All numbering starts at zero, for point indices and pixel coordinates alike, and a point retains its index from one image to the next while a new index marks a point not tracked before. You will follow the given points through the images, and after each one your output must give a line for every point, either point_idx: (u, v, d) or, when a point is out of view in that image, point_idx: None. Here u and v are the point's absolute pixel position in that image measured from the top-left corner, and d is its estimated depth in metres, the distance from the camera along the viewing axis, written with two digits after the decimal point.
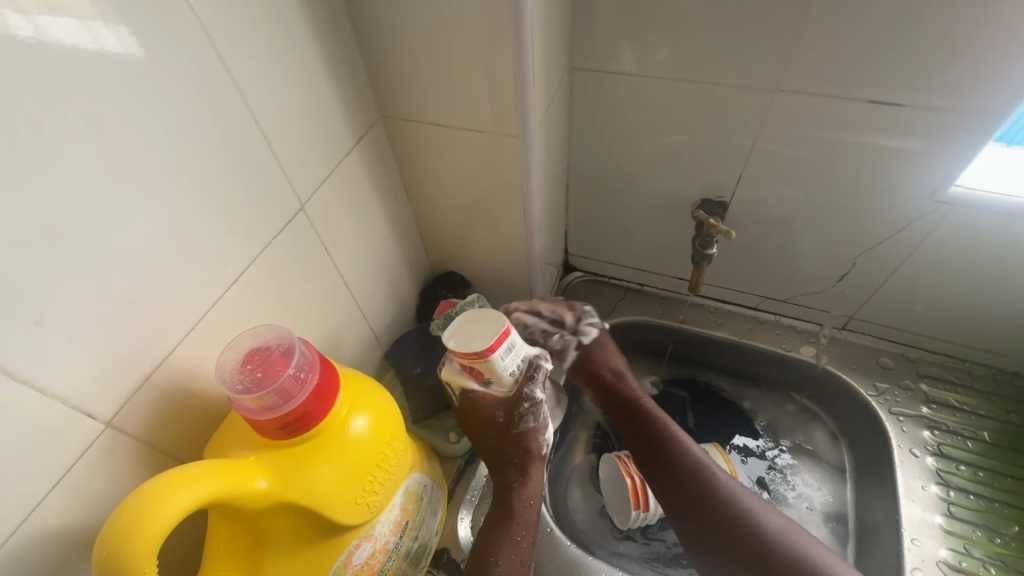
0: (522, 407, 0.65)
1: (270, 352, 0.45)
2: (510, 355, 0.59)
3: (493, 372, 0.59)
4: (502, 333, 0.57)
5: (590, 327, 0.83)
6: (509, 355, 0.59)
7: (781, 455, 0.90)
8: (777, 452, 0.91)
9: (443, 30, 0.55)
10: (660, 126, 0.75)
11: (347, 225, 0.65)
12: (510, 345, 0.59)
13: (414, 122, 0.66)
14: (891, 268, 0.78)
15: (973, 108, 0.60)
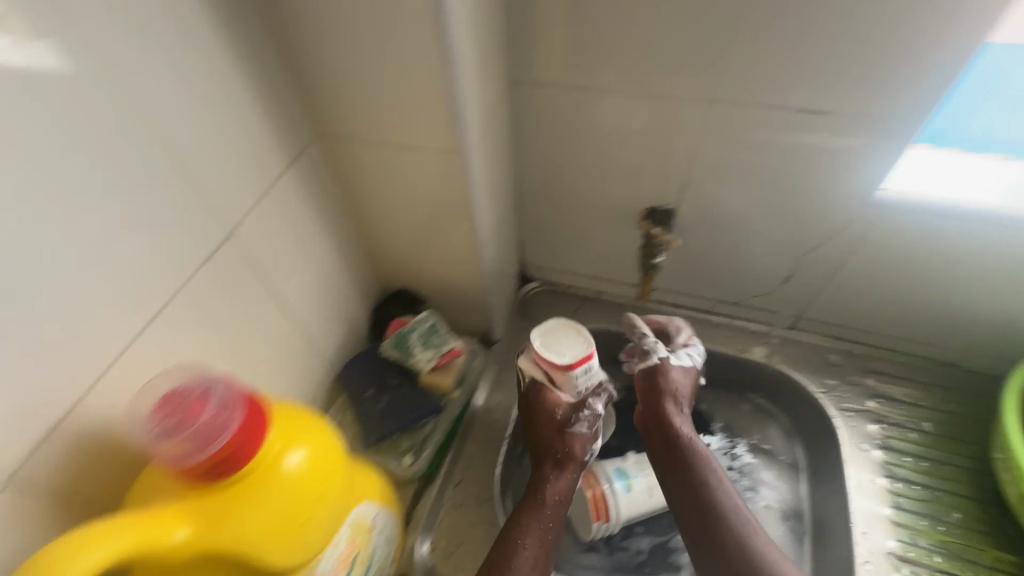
0: (583, 411, 0.76)
1: (189, 392, 0.43)
2: (585, 375, 0.76)
3: (567, 380, 0.75)
4: (584, 355, 0.75)
5: (688, 355, 0.81)
6: (584, 375, 0.76)
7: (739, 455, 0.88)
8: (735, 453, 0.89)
9: (374, 49, 0.54)
10: (603, 137, 0.76)
11: (283, 248, 0.63)
12: (588, 368, 0.76)
13: (352, 141, 0.64)
14: (831, 268, 0.80)
15: (893, 115, 0.62)
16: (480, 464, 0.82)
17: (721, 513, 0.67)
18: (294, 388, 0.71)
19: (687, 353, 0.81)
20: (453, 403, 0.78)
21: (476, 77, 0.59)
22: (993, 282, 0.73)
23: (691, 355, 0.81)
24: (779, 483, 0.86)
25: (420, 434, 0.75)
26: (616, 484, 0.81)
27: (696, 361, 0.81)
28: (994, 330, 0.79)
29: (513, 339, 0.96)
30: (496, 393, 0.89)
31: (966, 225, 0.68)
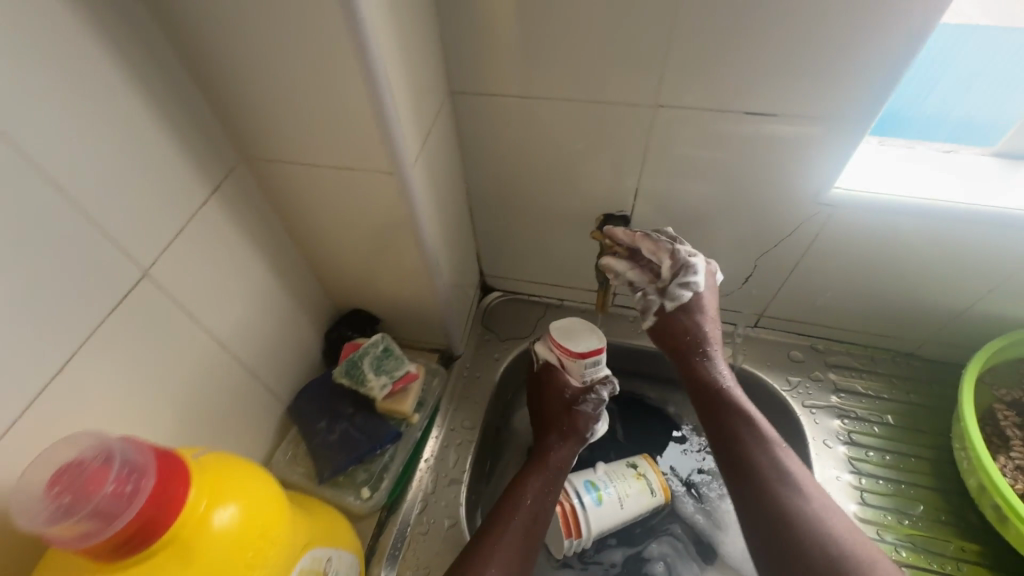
0: (591, 394, 0.82)
1: (81, 466, 0.38)
2: (593, 367, 0.79)
3: (576, 368, 0.79)
4: (597, 348, 0.78)
5: (684, 289, 0.70)
6: (592, 367, 0.79)
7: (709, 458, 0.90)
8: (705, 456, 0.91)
9: (290, 69, 0.50)
10: (550, 145, 0.73)
11: (210, 283, 0.59)
12: (596, 361, 0.79)
13: (281, 163, 0.60)
14: (789, 267, 0.80)
15: (838, 115, 0.61)
16: (446, 487, 0.79)
17: (763, 467, 0.64)
18: (238, 426, 0.67)
19: (681, 290, 0.71)
20: (412, 428, 0.74)
21: (406, 92, 0.56)
22: (947, 274, 0.73)
23: (685, 288, 0.70)
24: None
25: (378, 464, 0.71)
26: (586, 498, 0.79)
27: (697, 288, 0.70)
28: (950, 320, 0.79)
29: (475, 353, 0.93)
30: (459, 411, 0.86)
31: (916, 220, 0.68)
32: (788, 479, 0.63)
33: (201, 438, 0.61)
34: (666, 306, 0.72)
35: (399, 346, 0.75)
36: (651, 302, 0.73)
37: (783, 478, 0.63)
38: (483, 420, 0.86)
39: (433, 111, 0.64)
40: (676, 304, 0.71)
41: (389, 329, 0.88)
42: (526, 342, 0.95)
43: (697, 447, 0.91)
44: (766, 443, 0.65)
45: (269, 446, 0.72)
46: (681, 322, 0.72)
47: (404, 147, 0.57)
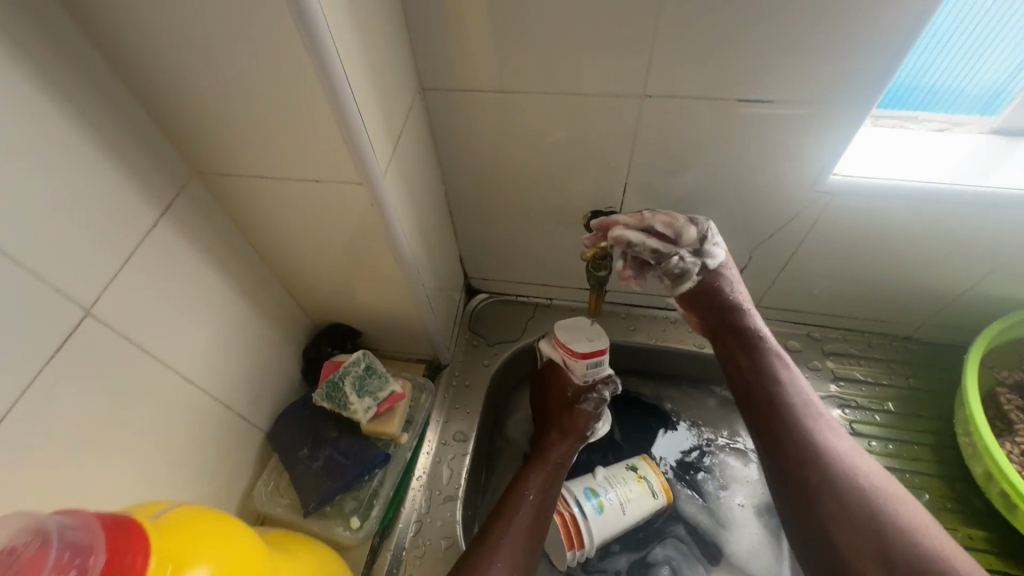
0: (592, 392, 0.79)
1: (18, 554, 0.33)
2: (594, 367, 0.76)
3: (576, 370, 0.76)
4: (600, 350, 0.74)
5: (716, 246, 0.64)
6: (593, 367, 0.76)
7: (709, 454, 0.88)
8: (705, 452, 0.88)
9: (236, 74, 0.45)
10: (532, 141, 0.69)
11: (168, 314, 0.54)
12: (599, 362, 0.75)
13: (237, 176, 0.55)
14: (785, 257, 0.77)
15: (835, 98, 0.58)
16: (441, 506, 0.75)
17: (795, 419, 0.60)
18: (212, 461, 0.62)
19: (714, 245, 0.64)
20: (401, 448, 0.70)
21: (371, 93, 0.51)
22: (947, 257, 0.71)
23: (717, 245, 0.64)
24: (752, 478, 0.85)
25: (367, 491, 0.67)
26: (587, 506, 0.77)
27: (725, 247, 0.65)
28: (949, 303, 0.77)
29: (463, 360, 0.89)
30: (450, 424, 0.82)
31: (916, 204, 0.65)
32: (823, 431, 0.59)
33: (170, 480, 0.57)
34: (707, 265, 0.64)
35: (383, 364, 0.70)
36: (690, 263, 0.63)
37: (818, 429, 0.59)
38: (476, 431, 0.83)
39: (402, 111, 0.59)
40: (714, 262, 0.64)
41: (371, 341, 0.84)
42: (516, 346, 0.91)
43: (696, 442, 0.89)
44: (794, 395, 0.61)
45: (248, 478, 0.68)
46: (713, 284, 0.65)
47: (372, 154, 0.52)
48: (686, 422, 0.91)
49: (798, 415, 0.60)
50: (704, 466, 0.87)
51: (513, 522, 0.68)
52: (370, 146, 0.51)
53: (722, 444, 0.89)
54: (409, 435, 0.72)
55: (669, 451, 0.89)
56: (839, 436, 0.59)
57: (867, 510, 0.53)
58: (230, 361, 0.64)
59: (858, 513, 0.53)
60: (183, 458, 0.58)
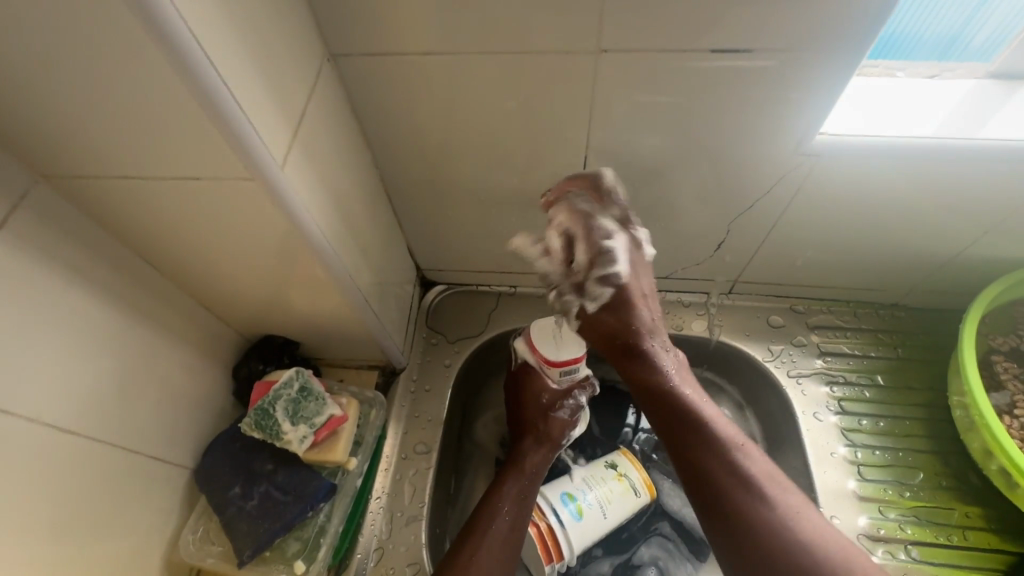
0: (568, 399, 0.73)
1: None
2: (568, 375, 0.71)
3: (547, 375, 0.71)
4: (576, 357, 0.69)
5: (603, 285, 0.60)
6: (567, 375, 0.71)
7: None
8: None
9: (49, 43, 0.34)
10: (469, 113, 0.59)
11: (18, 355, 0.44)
12: (572, 370, 0.70)
13: (98, 176, 0.44)
14: (766, 228, 0.69)
15: (813, 44, 0.49)
16: (405, 528, 0.68)
17: (716, 476, 0.57)
18: (122, 513, 0.53)
19: (601, 286, 0.60)
20: (350, 476, 0.62)
21: (247, 61, 0.40)
22: (942, 220, 0.65)
23: (603, 283, 0.60)
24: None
25: (312, 529, 0.59)
26: (564, 514, 0.70)
27: (617, 282, 0.60)
28: (940, 266, 0.71)
29: (422, 362, 0.80)
30: (410, 435, 0.74)
31: (909, 164, 0.58)
32: (748, 484, 0.56)
33: (64, 544, 0.48)
34: (587, 307, 0.62)
35: (321, 384, 0.62)
36: (569, 304, 0.62)
37: (738, 481, 0.56)
38: (440, 441, 0.75)
39: (302, 82, 0.48)
40: (597, 303, 0.61)
41: (312, 351, 0.74)
42: (477, 342, 0.82)
43: None
44: (721, 454, 0.58)
45: (175, 523, 0.59)
46: (608, 322, 0.62)
47: (260, 140, 0.42)
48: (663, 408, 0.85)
49: (728, 477, 0.56)
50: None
51: (486, 545, 0.62)
52: (254, 129, 0.41)
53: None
54: (359, 458, 0.65)
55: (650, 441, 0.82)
56: (766, 482, 0.56)
57: (795, 569, 0.52)
58: (124, 396, 0.54)
59: (786, 574, 0.52)
60: (79, 516, 0.49)
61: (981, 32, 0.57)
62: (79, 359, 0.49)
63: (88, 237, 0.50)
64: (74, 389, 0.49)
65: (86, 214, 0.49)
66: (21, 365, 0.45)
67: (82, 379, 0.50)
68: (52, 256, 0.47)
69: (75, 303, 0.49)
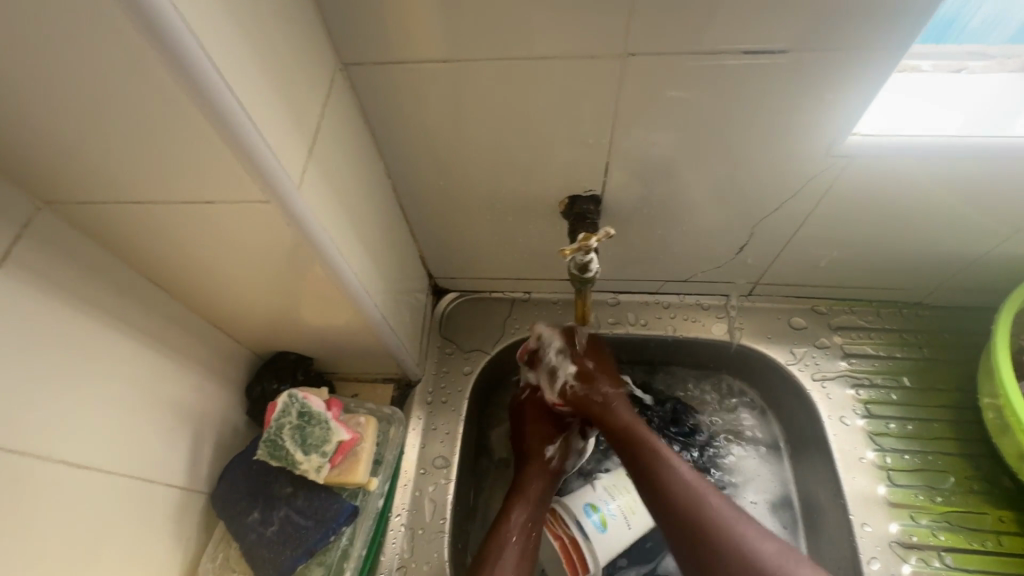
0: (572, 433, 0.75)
1: None
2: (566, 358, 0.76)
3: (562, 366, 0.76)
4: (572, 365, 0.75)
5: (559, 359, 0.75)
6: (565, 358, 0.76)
7: (719, 451, 0.79)
8: (716, 449, 0.79)
9: (52, 66, 0.32)
10: (485, 121, 0.56)
11: (27, 392, 0.42)
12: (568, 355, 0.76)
13: (104, 201, 0.42)
14: (791, 230, 0.67)
15: (848, 43, 0.47)
16: (427, 546, 0.67)
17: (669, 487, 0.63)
18: (141, 544, 0.52)
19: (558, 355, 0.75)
20: (371, 497, 0.61)
21: (260, 78, 0.38)
22: (974, 220, 0.63)
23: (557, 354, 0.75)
24: (766, 474, 0.78)
25: (335, 553, 0.58)
26: (588, 526, 0.69)
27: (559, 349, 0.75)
28: (968, 265, 0.69)
29: (437, 373, 0.78)
30: (428, 449, 0.73)
31: (944, 164, 0.56)
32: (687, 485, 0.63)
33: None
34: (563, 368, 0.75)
35: (321, 405, 0.58)
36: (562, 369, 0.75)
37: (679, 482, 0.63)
38: (459, 454, 0.73)
39: (316, 96, 0.46)
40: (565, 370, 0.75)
41: (325, 366, 0.72)
42: (492, 351, 0.80)
43: (707, 438, 0.80)
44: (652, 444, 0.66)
45: (192, 550, 0.58)
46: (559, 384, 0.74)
47: (275, 159, 0.39)
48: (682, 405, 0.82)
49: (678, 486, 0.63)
50: (712, 459, 0.79)
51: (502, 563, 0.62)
52: (269, 149, 0.39)
53: (726, 432, 0.81)
54: (379, 478, 0.63)
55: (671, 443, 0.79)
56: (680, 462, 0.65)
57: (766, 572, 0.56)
58: (139, 424, 0.52)
59: None
60: (99, 550, 0.48)
61: (978, 14, 0.51)
62: (93, 388, 0.48)
63: (95, 262, 0.48)
64: (88, 420, 0.47)
65: (91, 239, 0.47)
66: (33, 398, 0.43)
67: (95, 410, 0.48)
68: (60, 284, 0.45)
69: (84, 331, 0.47)
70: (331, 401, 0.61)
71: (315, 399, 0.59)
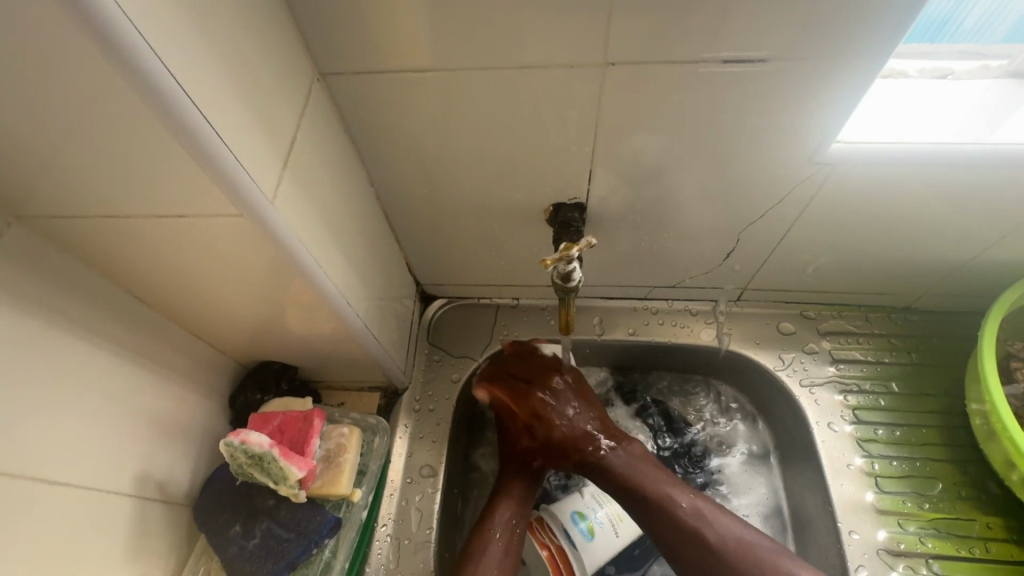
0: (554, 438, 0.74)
1: None
2: None
3: None
4: None
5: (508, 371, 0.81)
6: None
7: (709, 460, 0.79)
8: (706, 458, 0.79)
9: (16, 85, 0.31)
10: (466, 130, 0.56)
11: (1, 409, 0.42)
12: None
13: (76, 216, 0.42)
14: (778, 237, 0.67)
15: (827, 51, 0.47)
16: (413, 556, 0.67)
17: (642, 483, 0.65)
18: (121, 560, 0.51)
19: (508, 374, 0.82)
20: (355, 509, 0.61)
21: (229, 91, 0.37)
22: (960, 225, 0.62)
23: None
24: (759, 484, 0.77)
25: (318, 565, 0.58)
26: (576, 534, 0.69)
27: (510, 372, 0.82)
28: (955, 270, 0.69)
29: (424, 381, 0.78)
30: (415, 457, 0.72)
31: (927, 172, 0.56)
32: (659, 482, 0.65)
33: None
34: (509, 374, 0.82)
35: (262, 443, 0.55)
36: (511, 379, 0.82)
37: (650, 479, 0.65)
38: (446, 462, 0.73)
39: (292, 106, 0.45)
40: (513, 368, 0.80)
41: (310, 375, 0.72)
42: (480, 358, 0.80)
43: (696, 446, 0.80)
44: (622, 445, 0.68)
45: (174, 564, 0.57)
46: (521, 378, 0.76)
47: (246, 172, 0.39)
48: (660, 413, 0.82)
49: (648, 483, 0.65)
50: (700, 466, 0.78)
51: (486, 563, 0.61)
52: (239, 163, 0.38)
53: (715, 439, 0.80)
54: (364, 489, 0.63)
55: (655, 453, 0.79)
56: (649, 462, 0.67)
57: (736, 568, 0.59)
58: (118, 438, 0.52)
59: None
60: (80, 567, 0.47)
61: (973, 12, 0.50)
62: (70, 404, 0.47)
63: (71, 276, 0.47)
64: (65, 435, 0.47)
65: (66, 253, 0.47)
66: (7, 414, 0.42)
67: (73, 425, 0.47)
68: (34, 300, 0.44)
69: (60, 345, 0.46)
70: (313, 412, 0.62)
71: (256, 437, 0.55)
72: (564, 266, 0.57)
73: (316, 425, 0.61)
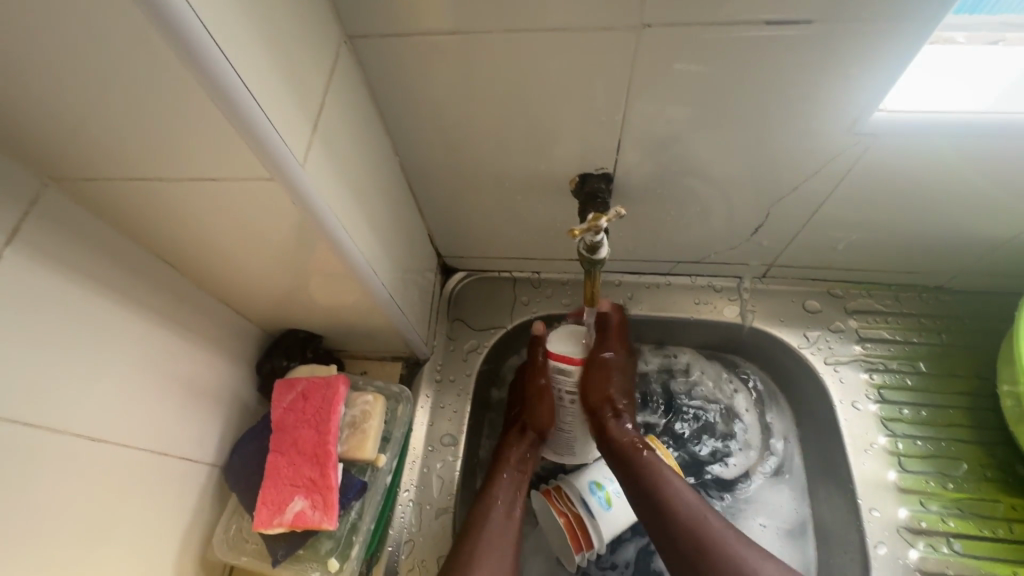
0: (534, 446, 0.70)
1: None
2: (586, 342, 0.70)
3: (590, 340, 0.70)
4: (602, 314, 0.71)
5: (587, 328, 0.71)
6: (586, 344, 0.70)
7: (753, 457, 0.77)
8: (752, 457, 0.77)
9: (44, 40, 0.31)
10: (493, 96, 0.55)
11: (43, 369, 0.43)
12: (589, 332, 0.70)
13: (109, 179, 0.42)
14: (808, 213, 0.65)
15: (876, 11, 0.45)
16: (434, 521, 0.68)
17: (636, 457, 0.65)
18: (156, 516, 0.54)
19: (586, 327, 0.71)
20: (379, 473, 0.63)
21: (258, 52, 0.37)
22: (1004, 201, 0.60)
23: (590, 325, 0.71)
24: (787, 497, 0.75)
25: (344, 526, 0.60)
26: (594, 503, 0.70)
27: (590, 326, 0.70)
28: (994, 249, 0.67)
29: (445, 353, 0.79)
30: (437, 426, 0.73)
31: (970, 146, 0.54)
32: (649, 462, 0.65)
33: (105, 547, 0.48)
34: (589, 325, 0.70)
35: (281, 530, 0.57)
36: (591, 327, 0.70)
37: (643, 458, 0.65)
38: (467, 433, 0.74)
39: (319, 69, 0.45)
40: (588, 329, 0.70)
41: (334, 344, 0.73)
42: (501, 330, 0.80)
43: (746, 443, 0.78)
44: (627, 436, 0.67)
45: (206, 520, 0.60)
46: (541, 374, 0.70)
47: (278, 136, 0.39)
48: (755, 419, 0.80)
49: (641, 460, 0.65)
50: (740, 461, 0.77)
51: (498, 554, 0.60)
52: (270, 126, 0.38)
53: (759, 439, 0.78)
54: (387, 455, 0.65)
55: (720, 450, 0.78)
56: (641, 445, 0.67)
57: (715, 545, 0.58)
58: (152, 399, 0.53)
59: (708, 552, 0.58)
60: (118, 521, 0.49)
61: None
62: (105, 366, 0.49)
63: (102, 239, 0.48)
64: (103, 395, 0.48)
65: (98, 217, 0.47)
66: (48, 372, 0.44)
67: (109, 385, 0.49)
68: (67, 261, 0.45)
69: (95, 308, 0.47)
70: (337, 378, 0.62)
71: (273, 528, 0.57)
72: (586, 237, 0.57)
73: (340, 392, 0.62)
